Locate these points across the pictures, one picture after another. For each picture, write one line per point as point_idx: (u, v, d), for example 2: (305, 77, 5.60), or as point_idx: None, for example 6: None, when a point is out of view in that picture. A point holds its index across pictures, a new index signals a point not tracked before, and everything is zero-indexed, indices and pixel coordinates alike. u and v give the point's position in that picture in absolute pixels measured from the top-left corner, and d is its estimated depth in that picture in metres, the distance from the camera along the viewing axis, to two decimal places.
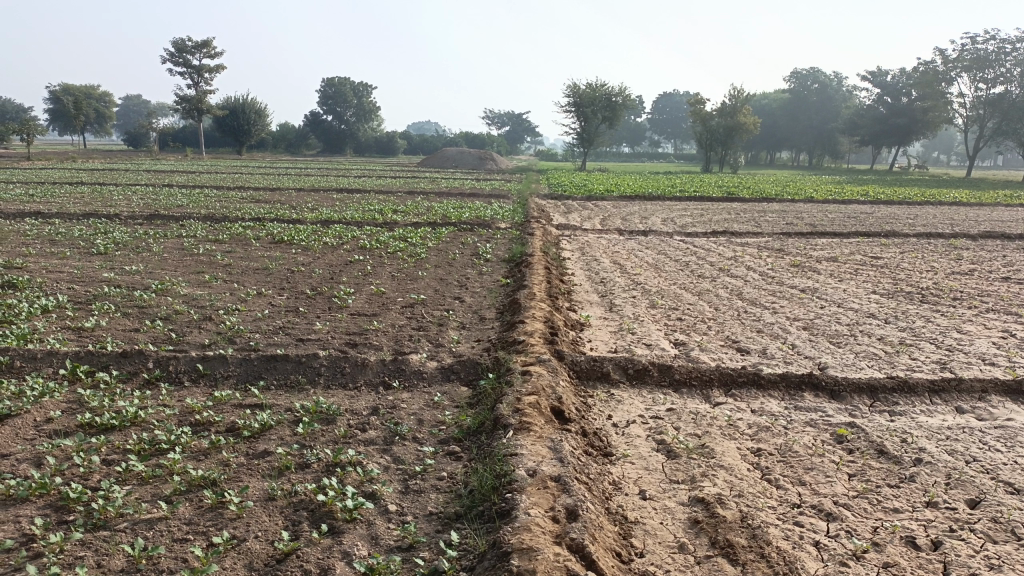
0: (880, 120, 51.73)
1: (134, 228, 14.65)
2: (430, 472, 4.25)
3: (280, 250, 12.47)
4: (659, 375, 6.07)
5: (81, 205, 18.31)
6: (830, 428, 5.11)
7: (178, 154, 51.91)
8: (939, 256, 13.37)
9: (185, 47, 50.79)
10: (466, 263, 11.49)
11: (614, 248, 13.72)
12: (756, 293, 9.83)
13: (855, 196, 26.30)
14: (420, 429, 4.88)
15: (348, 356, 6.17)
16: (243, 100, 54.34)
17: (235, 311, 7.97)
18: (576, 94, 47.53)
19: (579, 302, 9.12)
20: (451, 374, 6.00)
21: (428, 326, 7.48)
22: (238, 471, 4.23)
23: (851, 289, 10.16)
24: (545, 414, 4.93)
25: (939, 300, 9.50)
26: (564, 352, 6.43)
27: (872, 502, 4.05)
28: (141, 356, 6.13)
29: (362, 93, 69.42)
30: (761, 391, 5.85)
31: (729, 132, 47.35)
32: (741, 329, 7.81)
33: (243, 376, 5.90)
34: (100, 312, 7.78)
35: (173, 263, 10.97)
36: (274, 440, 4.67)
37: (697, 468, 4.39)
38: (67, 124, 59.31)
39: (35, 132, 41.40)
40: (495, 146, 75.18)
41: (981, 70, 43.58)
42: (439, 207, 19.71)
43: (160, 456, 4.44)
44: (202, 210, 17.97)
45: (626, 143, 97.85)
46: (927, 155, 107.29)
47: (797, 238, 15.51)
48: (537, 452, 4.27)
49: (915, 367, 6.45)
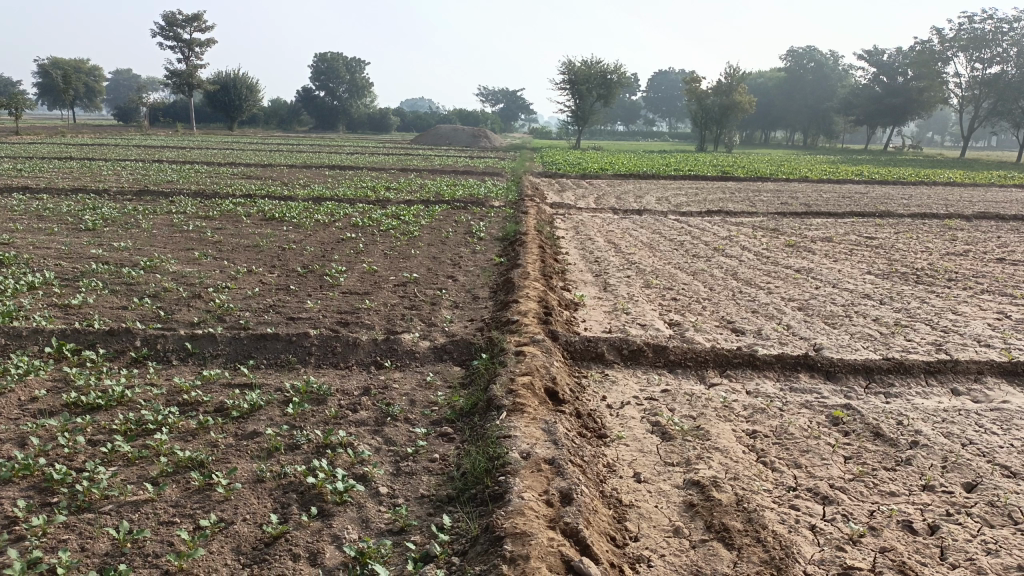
0: (875, 100, 51.53)
1: (123, 204, 14.48)
2: (422, 454, 4.19)
3: (271, 227, 12.34)
4: (654, 355, 6.01)
5: (70, 181, 18.09)
6: (826, 410, 5.06)
7: (168, 129, 51.37)
8: (934, 236, 13.32)
9: (175, 21, 50.10)
10: (459, 242, 11.39)
11: (608, 228, 13.62)
12: (751, 273, 9.77)
13: (850, 175, 26.20)
14: (412, 410, 4.81)
15: (339, 335, 6.09)
16: (234, 75, 53.69)
17: (225, 288, 7.86)
18: (571, 71, 47.12)
19: (573, 282, 9.04)
20: (444, 354, 5.92)
21: (421, 305, 7.39)
22: (226, 452, 4.16)
23: (847, 270, 10.11)
24: (539, 395, 4.87)
25: (934, 281, 9.45)
26: (558, 332, 6.36)
27: (868, 486, 4.01)
28: (129, 334, 6.03)
29: (354, 69, 68.74)
30: (757, 372, 5.80)
31: (724, 111, 47.09)
32: (736, 309, 7.75)
33: (232, 355, 5.82)
34: (88, 290, 7.66)
35: (163, 239, 10.83)
36: (263, 420, 4.60)
37: (692, 450, 4.34)
38: (55, 98, 58.56)
39: (23, 105, 40.87)
40: (489, 124, 74.75)
41: (978, 50, 43.39)
42: (432, 185, 19.57)
43: (147, 436, 4.36)
44: (192, 186, 17.79)
45: (621, 121, 97.42)
46: (921, 135, 107.31)
47: (792, 218, 15.44)
48: (531, 434, 4.21)
49: (910, 349, 6.40)
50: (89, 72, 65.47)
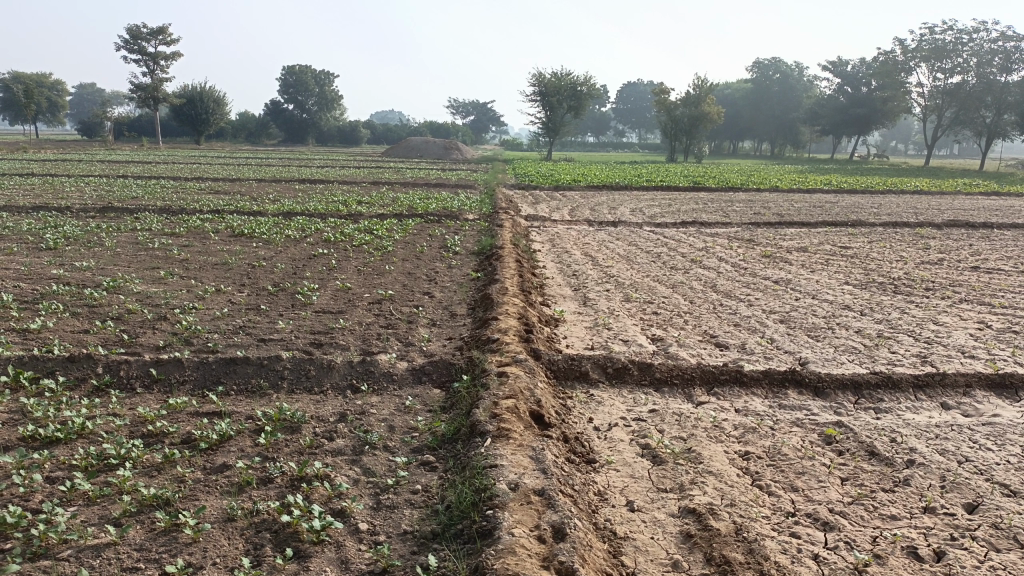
0: (840, 110, 52.27)
1: (85, 221, 14.05)
2: (404, 486, 3.98)
3: (240, 244, 12.02)
4: (639, 373, 5.85)
5: (30, 198, 17.59)
6: (818, 428, 4.93)
7: (134, 144, 50.52)
8: (907, 245, 13.40)
9: (140, 34, 49.36)
10: (434, 256, 11.18)
11: (584, 240, 13.51)
12: (730, 284, 9.69)
13: (820, 185, 26.46)
14: (391, 437, 4.59)
15: (313, 358, 5.85)
16: (201, 88, 52.93)
17: (193, 309, 7.57)
18: (542, 83, 47.21)
19: (552, 297, 8.87)
20: (423, 376, 5.71)
21: (397, 324, 7.18)
22: (194, 489, 3.90)
23: (825, 280, 10.07)
24: (524, 419, 4.68)
25: (913, 291, 9.44)
26: (540, 351, 6.18)
27: (868, 509, 3.87)
28: (90, 360, 5.73)
29: (323, 82, 68.21)
30: (745, 389, 5.66)
31: (694, 122, 47.43)
32: (718, 323, 7.64)
33: (200, 381, 5.54)
34: (48, 312, 7.32)
35: (127, 258, 10.47)
36: (234, 452, 4.35)
37: (686, 475, 4.18)
38: (17, 113, 57.35)
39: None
40: (460, 136, 74.75)
41: (939, 60, 44.30)
42: (404, 198, 19.33)
43: (109, 472, 4.08)
44: (158, 202, 17.34)
45: (592, 133, 98.00)
46: (887, 144, 109.69)
47: (766, 228, 15.46)
48: (518, 463, 4.02)
49: (896, 362, 6.32)
50: (52, 87, 64.26)
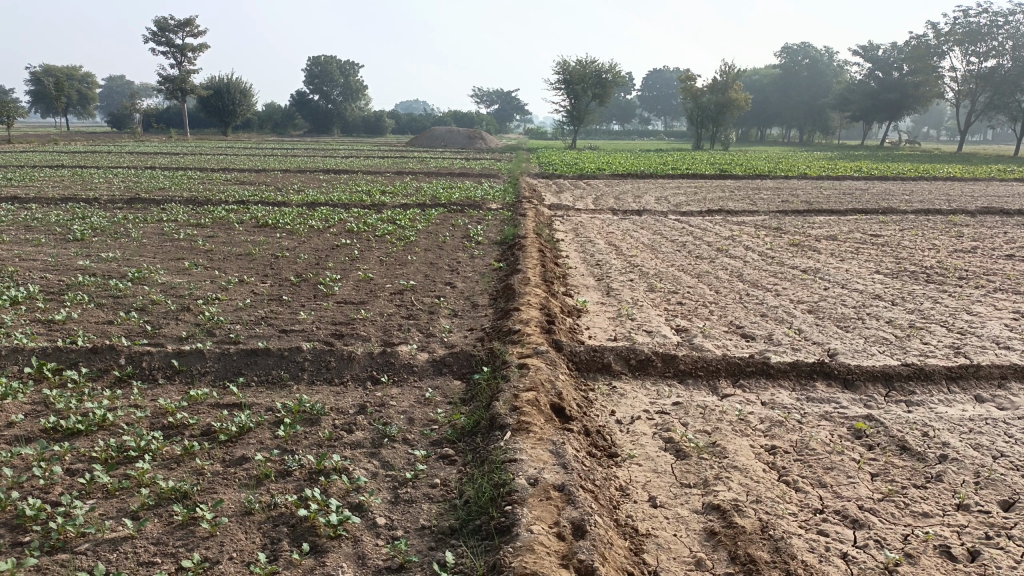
0: (871, 95, 51.28)
1: (113, 212, 14.21)
2: (422, 480, 3.93)
3: (264, 234, 12.06)
4: (663, 365, 5.74)
5: (60, 189, 17.84)
6: (847, 422, 4.80)
7: (162, 135, 51.06)
8: (940, 233, 13.09)
9: (168, 26, 49.86)
10: (457, 246, 11.13)
11: (608, 229, 13.38)
12: (757, 274, 9.52)
13: (849, 171, 26.00)
14: (411, 429, 4.55)
15: (333, 349, 5.81)
16: (227, 80, 53.28)
17: (215, 300, 7.59)
18: (566, 71, 46.88)
19: (575, 287, 8.77)
20: (444, 368, 5.66)
21: (418, 315, 7.14)
22: (213, 482, 3.88)
23: (854, 269, 9.86)
24: (545, 412, 4.60)
25: (945, 279, 9.21)
26: (562, 342, 6.09)
27: (898, 506, 3.76)
28: (113, 351, 5.76)
29: (348, 72, 68.39)
30: (771, 381, 5.54)
31: (720, 109, 46.88)
32: (744, 313, 7.50)
33: (221, 373, 5.54)
34: (73, 304, 7.38)
35: (153, 249, 10.54)
36: (253, 444, 4.33)
37: (710, 470, 4.08)
38: (49, 105, 58.29)
39: (15, 114, 40.35)
40: (484, 125, 74.64)
41: (974, 43, 43.28)
42: (427, 187, 19.31)
43: (129, 465, 4.09)
44: (184, 193, 17.48)
45: (617, 121, 97.28)
46: (918, 130, 107.77)
47: (794, 216, 15.19)
48: (538, 457, 3.95)
49: (928, 353, 6.15)
50: (82, 79, 65.13)
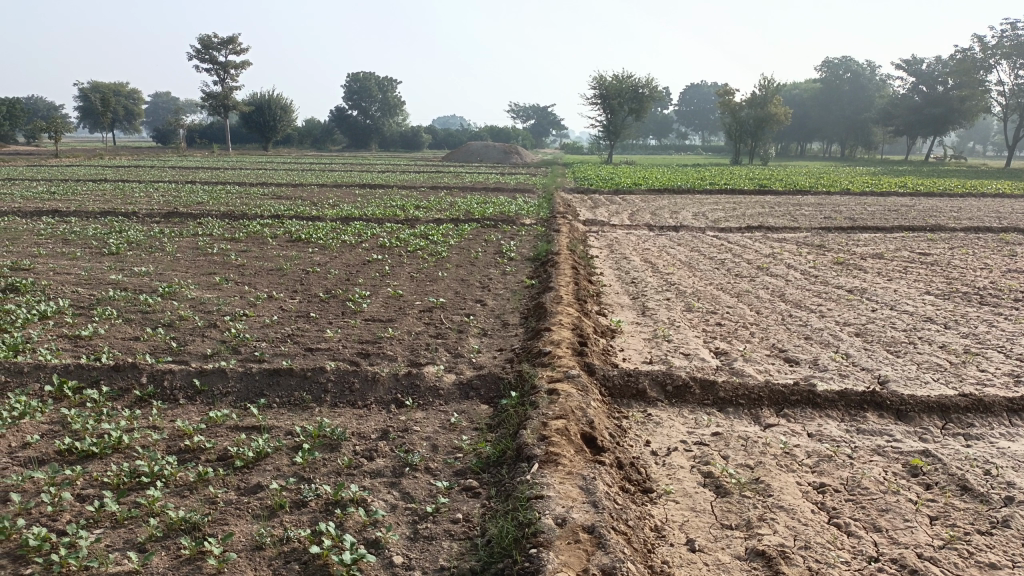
0: (915, 110, 50.16)
1: (150, 226, 14.30)
2: (443, 514, 3.70)
3: (296, 249, 12.01)
4: (702, 393, 5.44)
5: (101, 203, 18.03)
6: (902, 458, 4.47)
7: (204, 150, 51.87)
8: (992, 252, 12.54)
9: (212, 43, 50.87)
10: (489, 262, 10.94)
11: (644, 246, 13.07)
12: (799, 294, 9.15)
13: (893, 187, 25.33)
14: (433, 458, 4.33)
15: (358, 370, 5.63)
16: (268, 96, 54.14)
17: (242, 317, 7.48)
18: (603, 86, 46.63)
19: (609, 306, 8.50)
20: (471, 391, 5.43)
21: (446, 334, 6.93)
22: (225, 513, 3.70)
23: (903, 290, 9.43)
24: (575, 443, 4.35)
25: (1001, 301, 8.74)
26: (595, 366, 5.83)
27: (962, 555, 3.42)
28: (135, 369, 5.64)
29: (386, 88, 69.18)
30: (818, 411, 5.21)
31: (759, 123, 46.22)
32: (787, 335, 7.15)
33: (242, 393, 5.39)
34: (101, 319, 7.34)
35: (185, 263, 10.52)
36: (269, 471, 4.15)
37: (753, 510, 3.79)
38: (96, 121, 59.70)
39: (62, 130, 41.23)
40: (521, 140, 74.77)
41: (1022, 57, 42.21)
42: (461, 203, 19.19)
43: (140, 491, 3.93)
44: (221, 207, 17.60)
45: (654, 136, 96.72)
46: (965, 145, 105.52)
47: (837, 233, 14.73)
48: (567, 494, 3.69)
49: (986, 381, 5.76)
50: (129, 95, 66.62)
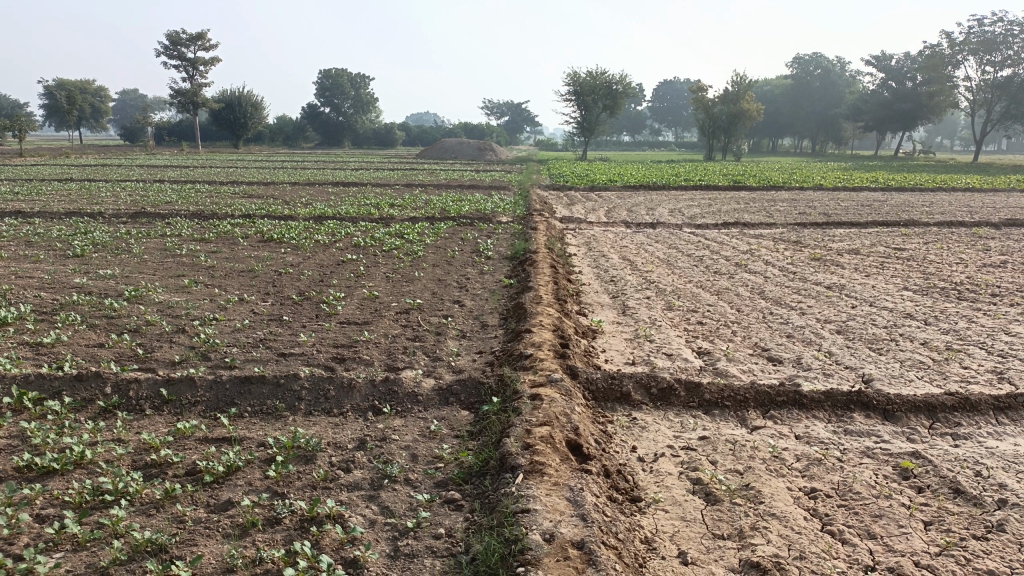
0: (884, 105, 50.73)
1: (117, 227, 13.94)
2: (425, 529, 3.54)
3: (268, 249, 11.74)
4: (687, 395, 5.33)
5: (66, 203, 17.57)
6: (892, 460, 4.38)
7: (173, 149, 50.99)
8: (965, 246, 12.63)
9: (180, 40, 50.00)
10: (466, 262, 10.78)
11: (622, 243, 12.97)
12: (779, 291, 9.10)
13: (865, 182, 25.53)
14: (413, 468, 4.16)
15: (333, 377, 5.44)
16: (239, 93, 53.43)
17: (212, 321, 7.24)
18: (577, 82, 46.57)
19: (589, 305, 8.39)
20: (450, 397, 5.27)
21: (424, 336, 6.76)
22: (194, 533, 3.51)
23: (882, 286, 9.42)
24: (560, 451, 4.21)
25: (978, 297, 8.75)
26: (577, 369, 5.69)
27: (960, 563, 3.33)
28: (98, 379, 5.40)
29: (359, 85, 68.61)
30: (804, 412, 5.12)
31: (732, 119, 46.42)
32: (769, 334, 7.07)
33: (212, 403, 5.18)
34: (64, 325, 7.06)
35: (153, 265, 10.23)
36: (241, 486, 3.95)
37: (744, 518, 3.68)
38: (61, 119, 58.47)
39: (25, 128, 40.24)
40: (495, 137, 74.57)
41: (988, 53, 42.83)
42: (436, 200, 18.98)
43: (104, 510, 3.72)
44: (190, 207, 17.21)
45: (627, 133, 96.99)
46: (932, 140, 107.27)
47: (813, 229, 14.74)
48: (554, 507, 3.55)
49: (970, 379, 5.72)
50: (96, 93, 65.23)
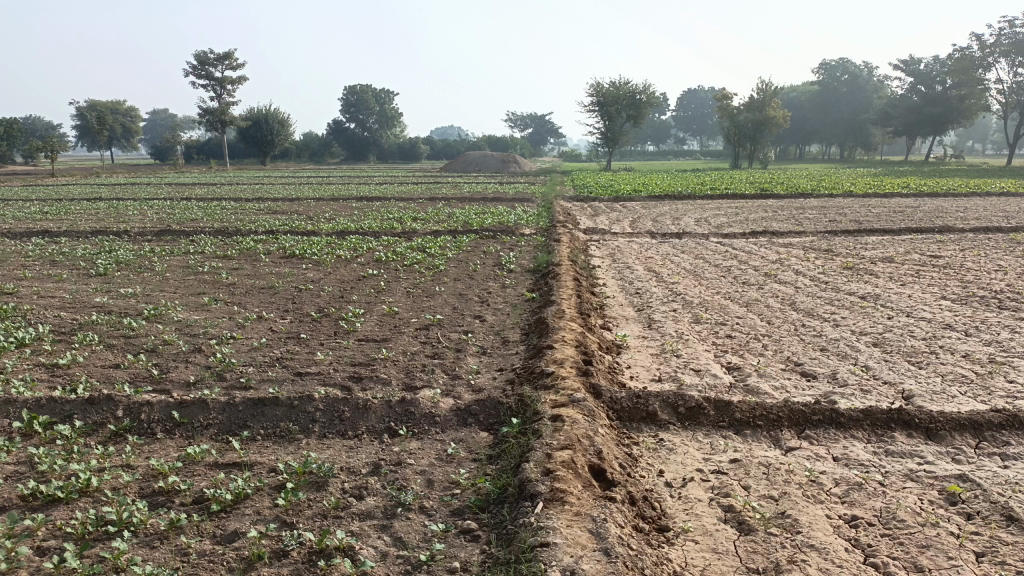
0: (914, 110, 49.85)
1: (141, 245, 14.00)
2: (439, 562, 3.35)
3: (290, 265, 11.67)
4: (716, 414, 5.08)
5: (94, 223, 17.74)
6: (937, 484, 4.10)
7: (202, 167, 51.63)
8: (1004, 252, 12.19)
9: (207, 60, 50.70)
10: (488, 275, 10.62)
11: (647, 254, 12.74)
12: (811, 301, 8.80)
13: (896, 188, 25.04)
14: (428, 496, 3.97)
15: (348, 398, 5.27)
16: (266, 111, 54.04)
17: (230, 340, 7.13)
18: (600, 93, 46.35)
19: (614, 319, 8.16)
20: (469, 418, 5.08)
21: (444, 354, 6.58)
22: (197, 567, 3.35)
23: (918, 295, 9.07)
24: (583, 476, 4.00)
25: (1020, 305, 8.38)
26: (601, 387, 5.47)
27: None
28: (110, 402, 5.29)
29: (383, 100, 69.13)
30: (842, 431, 4.85)
31: (758, 126, 45.90)
32: (802, 347, 6.78)
33: (224, 425, 5.04)
34: (82, 345, 6.99)
35: (174, 283, 10.19)
36: (249, 516, 3.79)
37: (781, 551, 3.43)
38: (93, 140, 59.56)
39: (58, 149, 40.94)
40: (519, 149, 74.65)
41: (1020, 54, 41.95)
42: (459, 213, 18.88)
43: (106, 542, 3.57)
44: (214, 224, 17.24)
45: (651, 142, 96.48)
46: (962, 143, 105.73)
47: (844, 237, 14.36)
48: (575, 539, 3.34)
49: (1017, 394, 5.40)
50: (127, 112, 66.22)
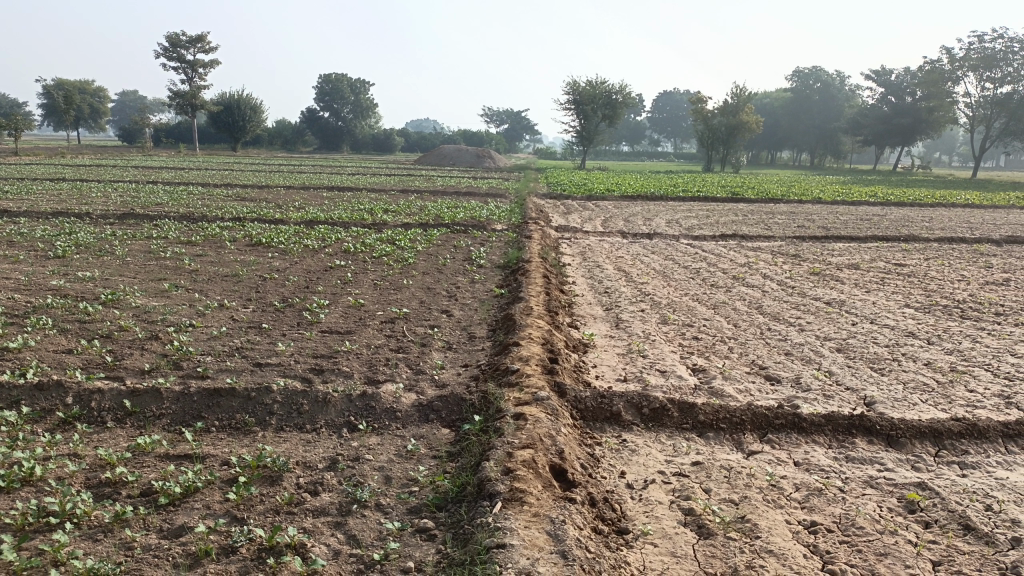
0: (884, 120, 50.63)
1: (102, 228, 13.66)
2: (393, 562, 3.27)
3: (255, 254, 11.46)
4: (680, 416, 5.05)
5: (55, 203, 17.27)
6: (896, 491, 4.11)
7: (171, 151, 50.67)
8: (967, 263, 12.38)
9: (179, 42, 49.79)
10: (457, 270, 10.52)
11: (618, 253, 12.73)
12: (778, 306, 8.84)
13: (864, 196, 25.41)
14: (385, 492, 3.88)
15: (308, 391, 5.16)
16: (238, 96, 53.22)
17: (189, 328, 6.95)
18: (576, 91, 46.38)
19: (581, 317, 8.12)
20: (431, 414, 4.99)
21: (408, 348, 6.48)
22: (141, 562, 3.23)
23: (882, 302, 9.16)
24: (543, 476, 3.94)
25: (981, 316, 8.50)
26: (566, 386, 5.42)
27: None
28: (60, 388, 5.11)
29: (359, 90, 68.56)
30: (804, 436, 4.85)
31: (731, 130, 46.21)
32: (767, 351, 6.80)
33: (178, 416, 4.89)
34: (34, 329, 6.77)
35: (135, 268, 9.94)
36: (198, 510, 3.67)
37: (739, 555, 3.40)
38: (59, 120, 58.21)
39: (21, 127, 39.87)
40: (494, 144, 74.47)
41: (988, 69, 42.75)
42: (431, 207, 18.72)
43: (46, 535, 3.43)
44: (180, 209, 16.91)
45: (626, 143, 96.80)
46: (930, 154, 107.89)
47: (812, 242, 14.49)
48: (532, 541, 3.28)
49: (977, 403, 5.45)
50: (95, 93, 64.80)
